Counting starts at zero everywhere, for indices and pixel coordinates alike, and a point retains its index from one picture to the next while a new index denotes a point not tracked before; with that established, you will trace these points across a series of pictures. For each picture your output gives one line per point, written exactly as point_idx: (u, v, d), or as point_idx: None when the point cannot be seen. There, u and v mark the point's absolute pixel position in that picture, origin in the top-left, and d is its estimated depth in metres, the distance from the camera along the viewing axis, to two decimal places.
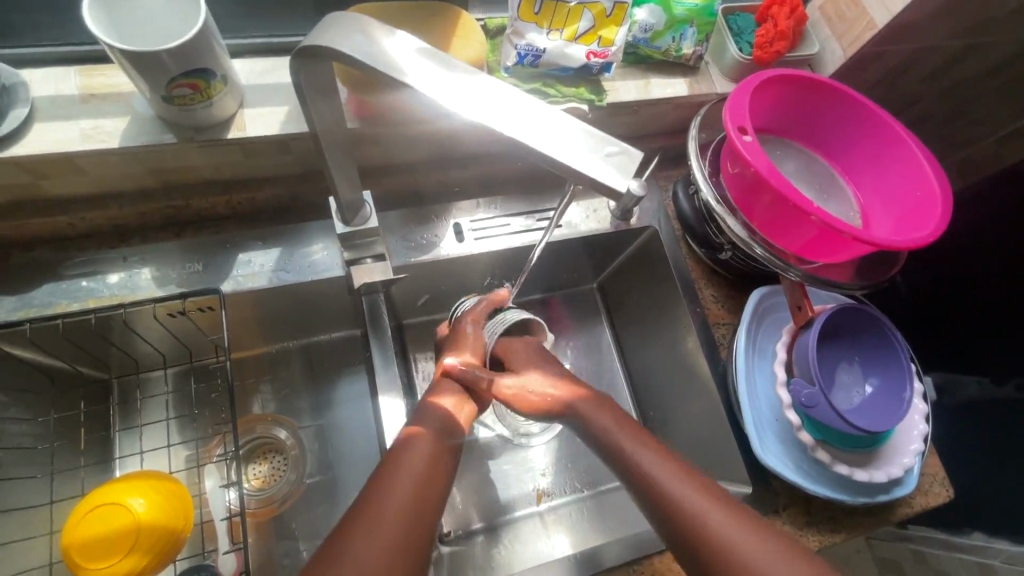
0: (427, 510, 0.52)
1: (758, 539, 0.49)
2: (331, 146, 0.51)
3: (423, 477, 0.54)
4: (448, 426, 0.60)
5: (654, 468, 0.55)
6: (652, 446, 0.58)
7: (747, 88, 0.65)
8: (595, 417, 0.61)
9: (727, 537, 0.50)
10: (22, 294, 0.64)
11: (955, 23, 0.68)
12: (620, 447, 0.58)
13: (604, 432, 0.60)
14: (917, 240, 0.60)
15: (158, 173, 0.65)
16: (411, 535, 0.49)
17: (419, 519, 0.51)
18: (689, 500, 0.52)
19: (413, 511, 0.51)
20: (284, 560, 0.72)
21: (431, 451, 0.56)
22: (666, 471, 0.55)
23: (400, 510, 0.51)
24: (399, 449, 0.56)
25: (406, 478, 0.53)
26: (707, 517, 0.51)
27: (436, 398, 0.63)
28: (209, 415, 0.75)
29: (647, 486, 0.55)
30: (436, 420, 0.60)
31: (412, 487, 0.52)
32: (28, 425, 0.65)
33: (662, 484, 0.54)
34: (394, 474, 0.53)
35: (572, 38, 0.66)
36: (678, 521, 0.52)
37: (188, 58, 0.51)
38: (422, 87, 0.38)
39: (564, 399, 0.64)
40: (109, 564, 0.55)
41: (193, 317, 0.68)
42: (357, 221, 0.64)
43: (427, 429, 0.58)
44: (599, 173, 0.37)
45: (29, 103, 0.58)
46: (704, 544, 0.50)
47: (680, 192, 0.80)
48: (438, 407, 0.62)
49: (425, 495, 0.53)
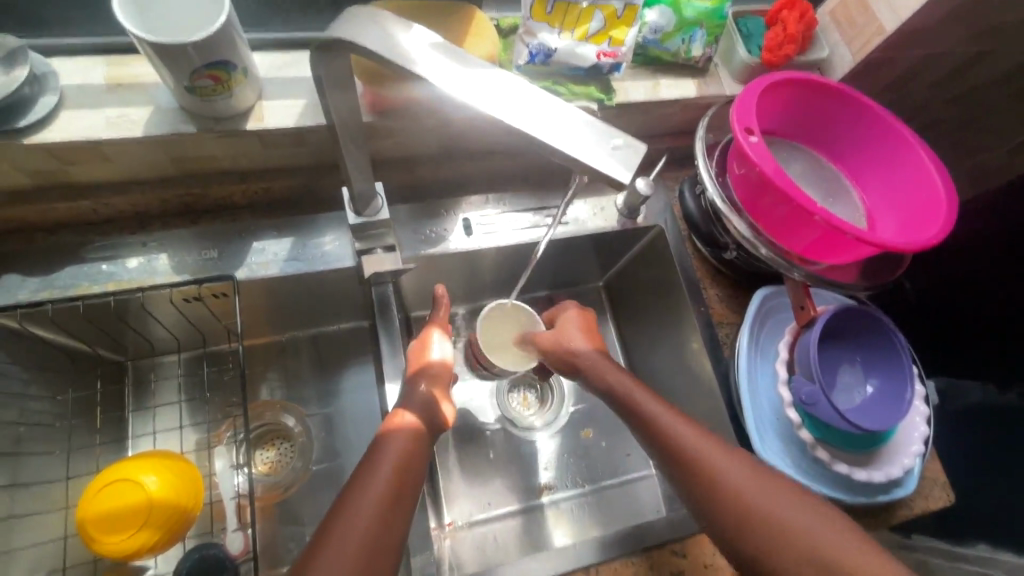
0: (408, 495, 0.54)
1: (758, 486, 0.55)
2: (347, 136, 0.53)
3: (406, 466, 0.55)
4: (431, 417, 0.61)
5: (669, 419, 0.60)
6: (663, 403, 0.63)
7: (754, 90, 0.65)
8: (610, 375, 0.67)
9: (754, 501, 0.54)
10: (46, 276, 0.66)
11: (962, 29, 0.68)
12: (636, 401, 0.63)
13: (621, 386, 0.65)
14: (921, 243, 0.61)
15: (180, 161, 0.67)
16: (391, 530, 0.51)
17: (397, 512, 0.52)
18: (738, 479, 0.55)
19: (394, 494, 0.53)
20: (290, 544, 0.74)
21: (414, 436, 0.58)
22: (713, 450, 0.57)
23: (383, 492, 0.52)
24: (384, 434, 0.57)
25: (389, 457, 0.55)
26: (716, 463, 0.56)
27: (417, 385, 0.64)
28: (220, 398, 0.77)
29: (669, 447, 0.59)
30: (419, 404, 0.62)
31: (393, 473, 0.54)
32: (47, 402, 0.67)
33: (709, 462, 0.57)
34: (377, 459, 0.55)
35: (583, 38, 0.68)
36: (680, 461, 0.58)
37: (211, 49, 0.53)
38: (437, 80, 0.39)
39: (582, 350, 0.70)
40: (122, 537, 0.57)
41: (207, 303, 0.70)
42: (370, 212, 0.66)
43: (416, 419, 0.60)
44: (604, 166, 0.39)
45: (59, 92, 0.61)
46: (757, 520, 0.53)
47: (686, 191, 0.81)
48: (420, 392, 0.63)
49: (408, 483, 0.54)
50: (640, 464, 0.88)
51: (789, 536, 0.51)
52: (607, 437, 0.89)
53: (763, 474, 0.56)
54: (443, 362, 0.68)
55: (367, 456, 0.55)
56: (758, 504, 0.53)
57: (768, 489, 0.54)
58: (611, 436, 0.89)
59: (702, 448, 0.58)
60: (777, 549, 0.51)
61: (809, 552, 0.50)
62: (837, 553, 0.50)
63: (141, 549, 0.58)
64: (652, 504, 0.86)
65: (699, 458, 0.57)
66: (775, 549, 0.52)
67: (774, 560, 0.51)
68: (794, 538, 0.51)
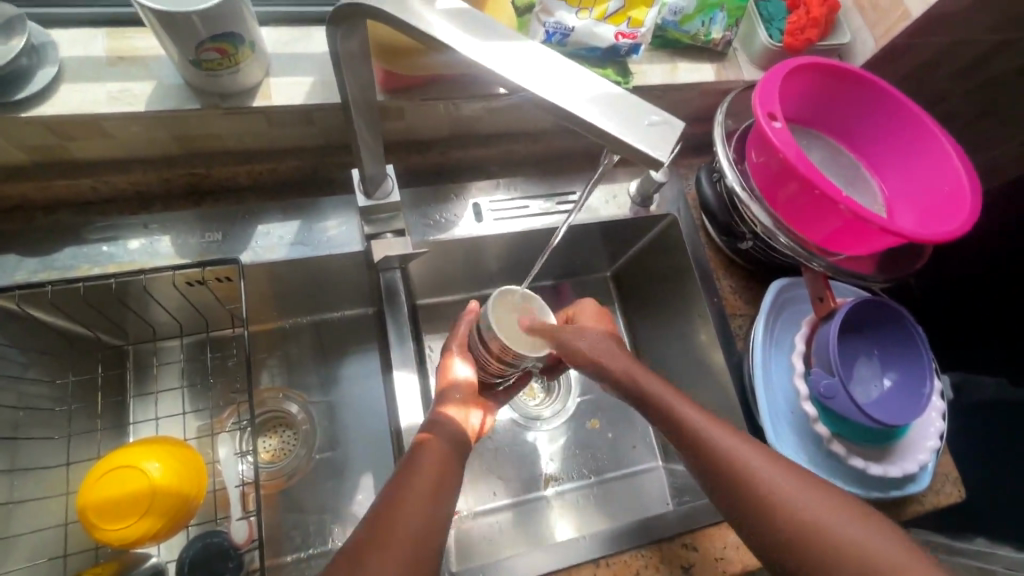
0: (445, 495, 0.53)
1: (778, 473, 0.53)
2: (360, 114, 0.51)
3: (441, 474, 0.54)
4: (457, 435, 0.59)
5: (685, 411, 0.59)
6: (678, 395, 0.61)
7: (777, 74, 0.63)
8: (633, 374, 0.62)
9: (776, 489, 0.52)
10: (44, 257, 0.64)
11: (993, 14, 0.66)
12: (655, 397, 0.60)
13: (643, 385, 0.61)
14: (946, 234, 0.59)
15: (183, 139, 0.65)
16: (434, 526, 0.50)
17: (440, 508, 0.52)
18: (755, 467, 0.54)
19: (433, 498, 0.52)
20: (293, 532, 0.73)
21: (442, 447, 0.56)
22: (730, 440, 0.56)
23: (423, 498, 0.51)
24: (418, 447, 0.56)
25: (426, 467, 0.54)
26: (734, 453, 0.55)
27: (442, 408, 0.62)
28: (223, 384, 0.75)
29: (686, 437, 0.57)
30: (440, 423, 0.59)
31: (431, 479, 0.53)
32: (46, 386, 0.65)
33: (726, 451, 0.55)
34: (414, 467, 0.54)
35: (601, 18, 0.65)
36: (698, 452, 0.56)
37: (217, 20, 0.50)
38: (457, 46, 0.38)
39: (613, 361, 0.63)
40: (124, 525, 0.56)
41: (211, 287, 0.68)
42: (380, 195, 0.65)
43: (436, 435, 0.58)
44: (637, 142, 0.38)
45: (57, 64, 0.58)
46: (763, 500, 0.52)
47: (702, 178, 0.79)
48: (443, 414, 0.61)
49: (444, 487, 0.53)
50: (647, 455, 0.88)
51: (804, 520, 0.50)
52: (613, 429, 0.88)
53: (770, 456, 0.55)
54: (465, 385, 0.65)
55: (404, 467, 0.54)
56: (765, 484, 0.52)
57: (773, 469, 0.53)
58: (618, 428, 0.88)
59: (719, 437, 0.56)
60: (804, 540, 0.49)
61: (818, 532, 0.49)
62: (851, 537, 0.48)
63: (144, 537, 0.56)
64: (659, 497, 0.85)
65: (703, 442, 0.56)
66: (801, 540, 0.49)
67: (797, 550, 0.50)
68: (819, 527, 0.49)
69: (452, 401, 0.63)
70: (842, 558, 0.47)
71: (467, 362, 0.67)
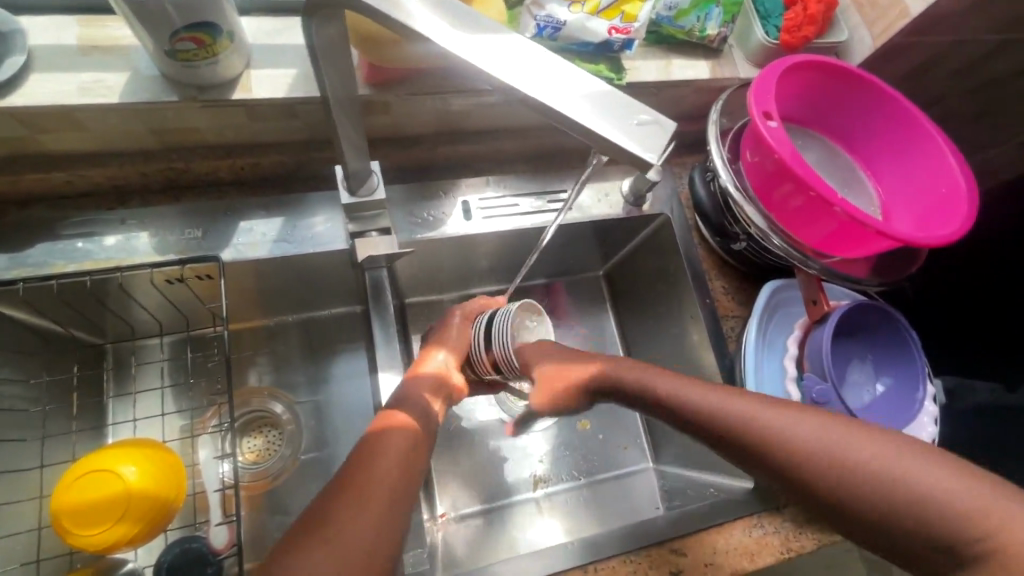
0: (404, 496, 0.48)
1: (786, 416, 0.49)
2: (342, 109, 0.49)
3: (405, 463, 0.50)
4: (427, 421, 0.55)
5: (667, 385, 0.56)
6: (655, 368, 0.59)
7: (773, 72, 0.62)
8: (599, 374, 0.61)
9: (790, 434, 0.48)
10: (16, 253, 0.62)
11: (992, 14, 0.64)
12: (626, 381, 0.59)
13: (618, 377, 0.60)
14: (943, 237, 0.58)
15: (161, 132, 0.63)
16: (393, 523, 0.45)
17: (400, 503, 0.47)
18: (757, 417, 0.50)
19: (393, 490, 0.47)
20: (276, 535, 0.71)
21: (410, 435, 0.52)
22: (725, 402, 0.52)
23: (383, 491, 0.47)
24: (380, 431, 0.51)
25: (390, 457, 0.49)
26: (727, 411, 0.52)
27: (415, 393, 0.58)
28: (205, 384, 0.74)
29: (676, 409, 0.55)
30: (415, 410, 0.55)
31: (392, 471, 0.48)
32: (19, 386, 0.63)
33: (722, 413, 0.52)
34: (375, 456, 0.49)
35: (594, 12, 0.63)
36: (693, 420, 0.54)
37: (192, 8, 0.48)
38: (437, 38, 0.37)
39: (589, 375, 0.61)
40: (97, 531, 0.54)
41: (191, 284, 0.66)
42: (364, 192, 0.63)
43: (405, 422, 0.53)
44: (626, 142, 0.36)
45: (27, 52, 0.56)
46: (786, 454, 0.48)
47: (696, 177, 0.77)
48: (416, 401, 0.57)
49: (406, 476, 0.49)
50: (639, 457, 0.87)
51: (828, 460, 0.46)
52: (604, 430, 0.87)
53: (800, 413, 0.49)
54: (438, 375, 0.61)
55: (363, 455, 0.49)
56: (800, 444, 0.47)
57: (811, 425, 0.48)
58: (610, 430, 0.87)
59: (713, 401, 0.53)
60: (833, 479, 0.46)
61: (870, 484, 0.44)
62: (877, 464, 0.45)
63: (119, 542, 0.55)
64: (650, 500, 0.84)
65: (725, 417, 0.51)
66: (832, 482, 0.46)
67: (830, 492, 0.46)
68: (846, 466, 0.45)
69: (425, 385, 0.59)
70: (874, 481, 0.44)
71: (448, 351, 0.64)
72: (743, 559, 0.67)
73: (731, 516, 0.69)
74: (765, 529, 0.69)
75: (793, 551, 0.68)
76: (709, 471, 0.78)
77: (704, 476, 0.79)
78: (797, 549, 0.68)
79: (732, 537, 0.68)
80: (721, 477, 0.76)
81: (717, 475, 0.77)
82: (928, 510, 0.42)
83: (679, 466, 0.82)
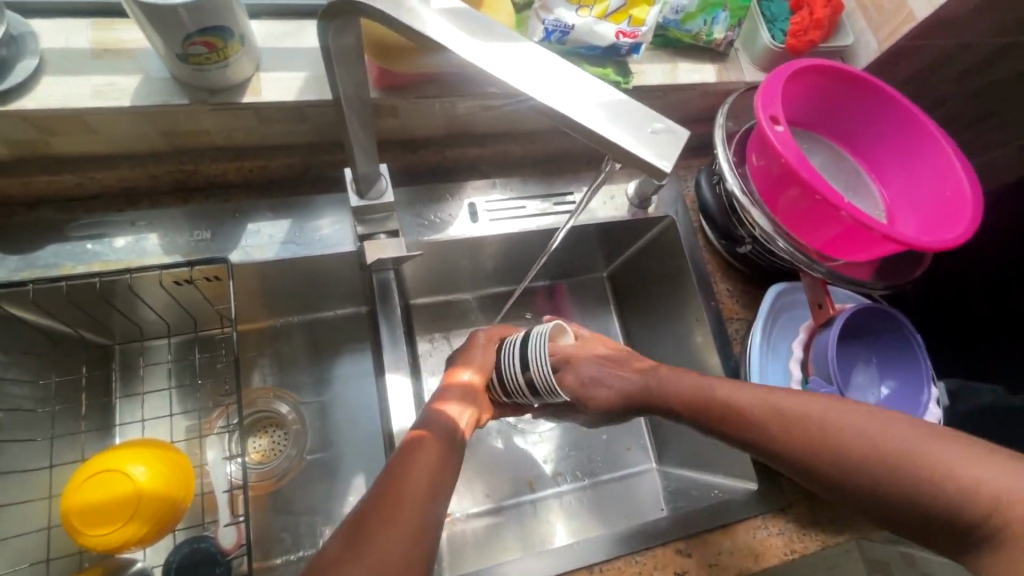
0: (435, 508, 0.48)
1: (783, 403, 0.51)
2: (354, 112, 0.49)
3: (437, 477, 0.50)
4: (454, 434, 0.56)
5: (684, 383, 0.59)
6: (677, 369, 0.61)
7: (780, 77, 0.62)
8: (627, 379, 0.64)
9: (786, 419, 0.50)
10: (26, 254, 0.62)
11: (996, 19, 0.65)
12: (654, 385, 0.62)
13: (647, 385, 0.62)
14: (949, 241, 0.59)
15: (170, 135, 0.64)
16: (425, 531, 0.46)
17: (432, 511, 0.48)
18: (757, 406, 0.52)
19: (427, 500, 0.48)
20: (283, 535, 0.72)
21: (439, 448, 0.53)
22: (730, 394, 0.55)
23: (417, 501, 0.47)
24: (414, 445, 0.52)
25: (421, 470, 0.50)
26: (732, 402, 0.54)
27: (445, 408, 0.59)
28: (212, 385, 0.74)
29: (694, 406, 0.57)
30: (441, 425, 0.56)
31: (423, 480, 0.49)
32: (28, 387, 0.63)
33: (727, 403, 0.54)
34: (404, 468, 0.50)
35: (601, 16, 0.64)
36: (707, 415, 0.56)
37: (205, 12, 0.48)
38: (453, 46, 0.37)
39: (629, 383, 0.63)
40: (107, 530, 0.54)
41: (199, 286, 0.67)
42: (373, 194, 0.63)
43: (434, 437, 0.54)
44: (640, 149, 0.37)
45: (38, 55, 0.56)
46: (782, 439, 0.50)
47: (702, 180, 0.78)
48: (443, 416, 0.57)
49: (440, 488, 0.49)
50: (642, 457, 0.87)
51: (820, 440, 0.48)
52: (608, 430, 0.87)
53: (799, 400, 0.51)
54: (467, 391, 0.62)
55: (395, 468, 0.50)
56: (794, 428, 0.50)
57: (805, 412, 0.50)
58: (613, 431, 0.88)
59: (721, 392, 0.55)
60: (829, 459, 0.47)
61: (859, 461, 0.45)
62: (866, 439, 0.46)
63: (128, 542, 0.55)
64: (653, 500, 0.84)
65: (732, 410, 0.54)
66: (827, 460, 0.47)
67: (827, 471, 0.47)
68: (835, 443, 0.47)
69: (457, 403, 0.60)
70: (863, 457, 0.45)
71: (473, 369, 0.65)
72: (747, 560, 0.67)
73: (735, 517, 0.69)
74: (769, 530, 0.69)
75: (797, 552, 0.69)
76: (711, 472, 0.79)
77: (707, 477, 0.79)
78: (801, 550, 0.69)
79: (737, 539, 0.68)
80: (723, 479, 0.77)
81: (719, 476, 0.77)
82: (920, 484, 0.42)
83: (681, 468, 0.83)
